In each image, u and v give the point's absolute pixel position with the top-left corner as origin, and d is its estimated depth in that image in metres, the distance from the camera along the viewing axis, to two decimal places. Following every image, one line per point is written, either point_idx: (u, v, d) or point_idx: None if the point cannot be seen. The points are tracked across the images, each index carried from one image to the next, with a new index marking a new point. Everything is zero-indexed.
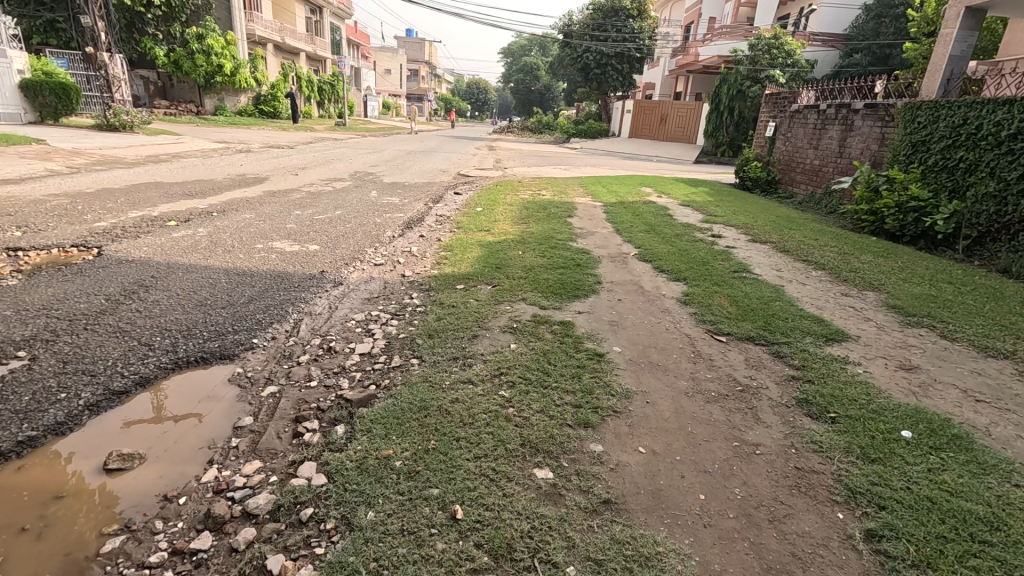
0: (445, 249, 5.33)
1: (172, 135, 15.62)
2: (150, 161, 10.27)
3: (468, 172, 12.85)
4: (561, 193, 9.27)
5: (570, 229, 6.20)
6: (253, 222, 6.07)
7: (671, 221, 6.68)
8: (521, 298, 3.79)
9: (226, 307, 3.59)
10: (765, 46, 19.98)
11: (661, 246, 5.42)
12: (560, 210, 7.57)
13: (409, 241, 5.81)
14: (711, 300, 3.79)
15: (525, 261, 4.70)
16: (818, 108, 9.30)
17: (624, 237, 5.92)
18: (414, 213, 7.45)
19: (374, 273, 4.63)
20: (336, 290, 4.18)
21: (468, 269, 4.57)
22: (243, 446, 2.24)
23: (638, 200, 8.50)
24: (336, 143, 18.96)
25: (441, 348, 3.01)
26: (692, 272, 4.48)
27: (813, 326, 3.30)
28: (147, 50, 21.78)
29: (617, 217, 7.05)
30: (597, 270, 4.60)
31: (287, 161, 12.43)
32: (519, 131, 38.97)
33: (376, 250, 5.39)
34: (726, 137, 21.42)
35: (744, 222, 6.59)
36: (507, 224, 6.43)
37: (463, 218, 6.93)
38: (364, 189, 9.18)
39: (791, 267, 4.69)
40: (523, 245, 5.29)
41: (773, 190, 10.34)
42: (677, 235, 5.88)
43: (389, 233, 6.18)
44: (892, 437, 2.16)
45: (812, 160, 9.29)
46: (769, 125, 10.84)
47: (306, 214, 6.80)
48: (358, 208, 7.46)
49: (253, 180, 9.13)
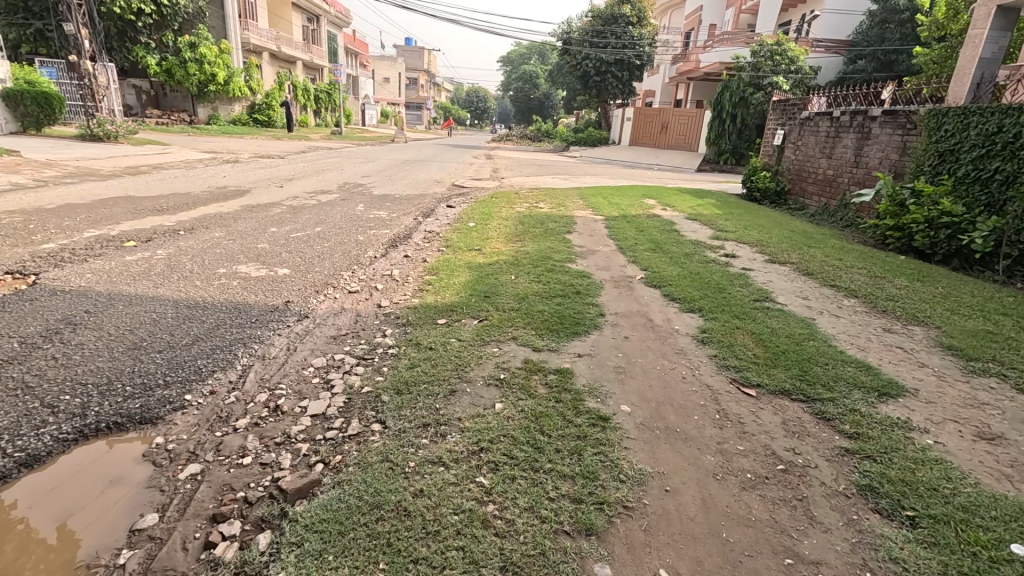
0: (430, 272, 4.81)
1: (160, 144, 15.19)
2: (128, 173, 9.79)
3: (463, 183, 12.36)
4: (559, 205, 8.76)
5: (569, 248, 5.68)
6: (222, 241, 5.55)
7: (679, 238, 6.15)
8: (510, 337, 3.24)
9: (163, 352, 3.04)
10: (767, 53, 19.44)
11: (669, 268, 4.90)
12: (559, 225, 7.06)
13: (391, 263, 5.29)
14: (732, 339, 3.25)
15: (518, 288, 4.17)
16: (830, 115, 8.81)
17: (628, 257, 5.39)
18: (400, 229, 6.93)
19: (346, 303, 4.08)
20: (300, 325, 3.64)
21: (452, 298, 4.03)
22: (132, 566, 1.69)
23: (641, 213, 7.99)
24: (331, 153, 18.57)
25: (410, 410, 2.46)
26: (707, 301, 3.95)
27: (859, 375, 2.75)
28: (138, 59, 21.41)
29: (619, 233, 6.53)
30: (598, 298, 4.07)
31: (275, 172, 11.97)
32: (519, 138, 38.61)
33: (353, 274, 4.86)
34: (729, 145, 20.97)
35: (758, 239, 6.06)
36: (500, 242, 5.91)
37: (454, 235, 6.42)
38: (351, 202, 8.69)
39: (818, 293, 4.15)
40: (517, 267, 4.75)
41: (782, 202, 9.83)
42: (686, 254, 5.37)
43: (370, 252, 5.65)
44: (1000, 556, 1.62)
45: (825, 171, 8.78)
46: (777, 133, 10.36)
47: (283, 231, 6.28)
48: (341, 224, 6.94)
49: (234, 193, 8.64)
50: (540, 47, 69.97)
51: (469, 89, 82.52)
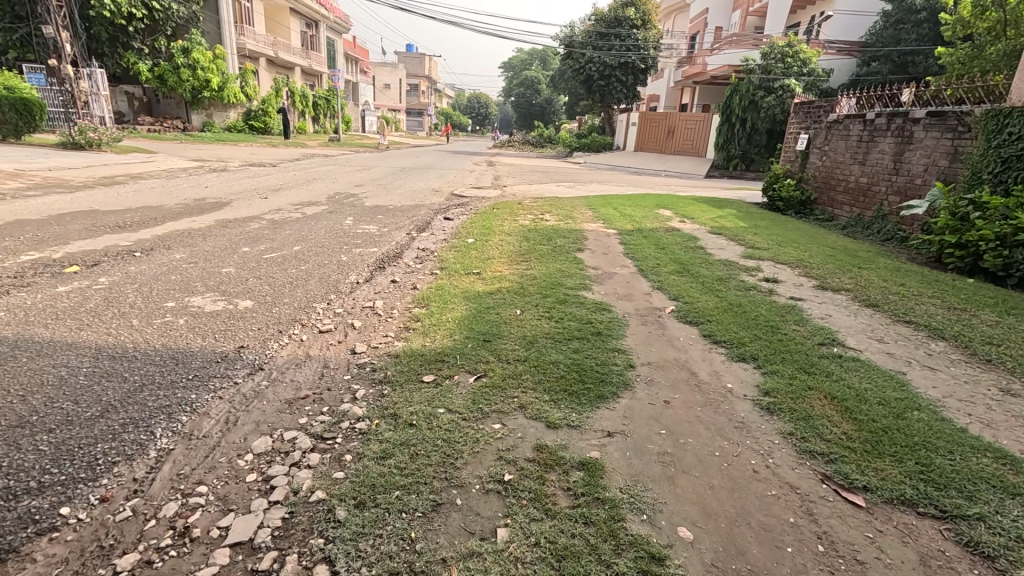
0: (423, 304, 4.07)
1: (145, 152, 14.50)
2: (101, 184, 9.05)
3: (463, 192, 11.64)
4: (566, 217, 8.01)
5: (582, 271, 4.92)
6: (182, 265, 4.80)
7: (706, 257, 5.40)
8: (516, 406, 2.47)
9: (52, 433, 2.27)
10: (778, 55, 19.02)
11: (703, 296, 4.15)
12: (568, 241, 6.33)
13: (378, 289, 4.56)
14: (808, 406, 2.48)
15: (525, 329, 3.39)
16: (862, 117, 8.07)
17: (652, 282, 4.62)
18: (390, 247, 6.18)
19: (313, 349, 3.31)
20: (249, 381, 2.87)
21: (444, 342, 3.26)
22: None
23: (658, 226, 7.26)
24: (325, 160, 17.92)
25: (374, 543, 1.69)
26: (759, 343, 3.22)
27: (1004, 473, 1.99)
28: (130, 65, 20.80)
29: (637, 251, 5.77)
30: (624, 342, 3.30)
31: (263, 181, 11.27)
32: (521, 144, 38.02)
33: (332, 304, 4.13)
34: (738, 150, 20.26)
35: (797, 258, 5.31)
36: (503, 264, 5.17)
37: (451, 254, 5.69)
38: (339, 215, 7.97)
39: (894, 332, 3.40)
40: (523, 298, 3.99)
41: (808, 212, 9.09)
42: (719, 277, 4.63)
43: (351, 276, 4.89)
44: None
45: (857, 179, 8.04)
46: (801, 137, 9.62)
47: (256, 250, 5.54)
48: (324, 241, 6.20)
49: (211, 206, 7.91)
50: (541, 53, 69.84)
51: (469, 95, 82.16)
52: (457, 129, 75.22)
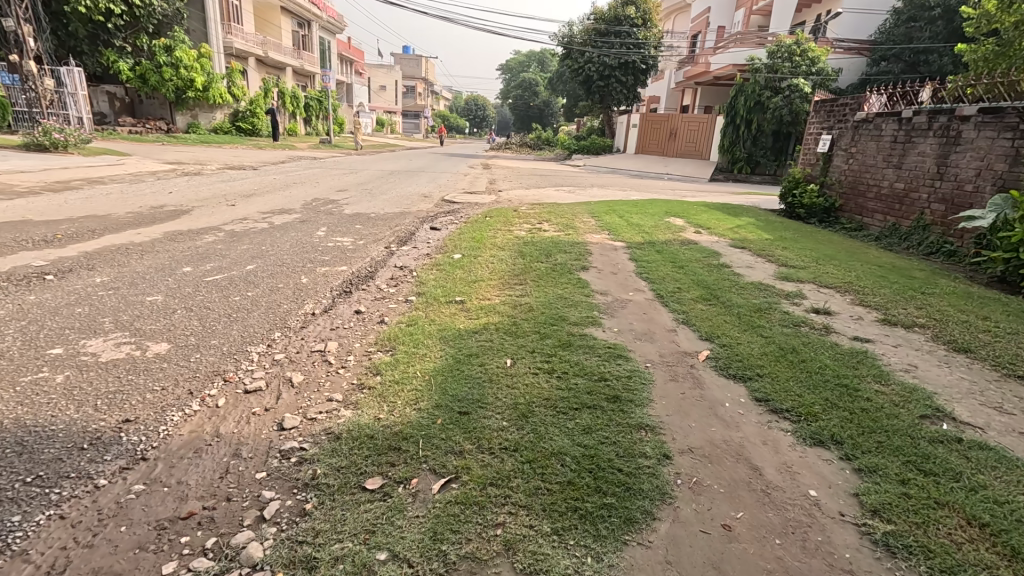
0: (390, 346, 3.20)
1: (117, 154, 13.59)
2: (51, 190, 8.15)
3: (454, 197, 10.78)
4: (567, 227, 7.15)
5: (587, 298, 4.05)
6: (98, 292, 3.92)
7: (735, 280, 4.53)
8: (499, 548, 1.61)
9: None
10: (785, 54, 18.26)
11: (744, 335, 3.29)
12: (569, 256, 5.47)
13: (338, 323, 3.69)
14: (949, 545, 1.61)
15: (516, 392, 2.52)
16: (897, 115, 7.23)
17: (675, 314, 3.76)
18: (363, 264, 5.31)
19: (226, 422, 2.42)
20: (115, 486, 1.97)
21: (406, 414, 2.39)
22: None
23: (670, 237, 6.43)
24: (312, 163, 17.05)
25: None
26: (837, 413, 2.36)
27: None
28: (110, 63, 19.92)
29: (651, 270, 4.92)
30: (651, 411, 2.42)
31: (236, 186, 10.38)
32: (518, 147, 37.15)
33: (276, 346, 3.26)
34: (744, 152, 19.45)
35: (844, 280, 4.46)
36: (492, 288, 4.29)
37: (434, 274, 4.83)
38: (312, 225, 7.11)
39: (1014, 395, 2.54)
40: (515, 341, 3.11)
41: (833, 221, 8.26)
42: (757, 307, 3.79)
43: (307, 305, 4.02)
44: None
45: (890, 185, 7.22)
46: (823, 138, 8.78)
47: (200, 270, 4.67)
48: (286, 257, 5.32)
49: (168, 214, 7.03)
50: (539, 54, 69.39)
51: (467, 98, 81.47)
52: (455, 132, 74.40)
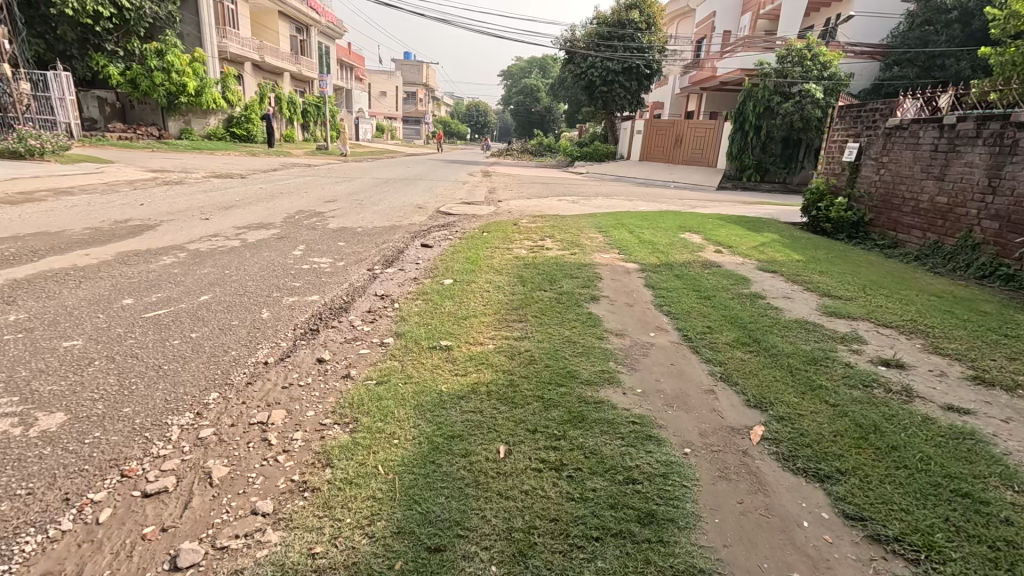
0: (352, 419, 2.48)
1: (97, 161, 12.91)
2: (9, 202, 7.49)
3: (451, 208, 10.12)
4: (572, 245, 6.44)
5: (600, 342, 3.35)
6: (2, 336, 3.20)
7: (775, 316, 3.81)
8: None
9: None
10: (796, 57, 17.57)
11: (806, 403, 2.56)
12: (576, 282, 4.79)
13: (294, 379, 2.97)
14: None
15: (510, 508, 1.81)
16: (939, 122, 6.53)
17: (711, 366, 3.05)
18: (338, 292, 4.61)
19: (98, 555, 1.71)
20: None
21: (356, 547, 1.68)
22: None
23: (688, 257, 5.74)
24: (305, 170, 16.41)
25: None
26: (973, 551, 1.65)
27: None
28: (99, 68, 19.27)
29: (672, 301, 4.23)
30: (701, 540, 1.72)
31: (217, 195, 9.71)
32: (519, 154, 36.52)
33: (207, 416, 2.55)
34: (753, 160, 18.85)
35: (906, 318, 3.75)
36: (486, 328, 3.56)
37: (419, 306, 4.12)
38: (291, 242, 6.42)
39: None
40: (512, 414, 2.40)
41: (863, 236, 7.57)
42: (811, 358, 3.06)
43: (261, 351, 3.31)
44: None
45: (930, 199, 6.52)
46: (850, 146, 8.08)
47: (142, 302, 3.97)
48: (249, 283, 4.62)
49: (130, 231, 6.34)
50: (540, 61, 69.23)
51: (468, 104, 81.16)
52: (456, 138, 74.00)
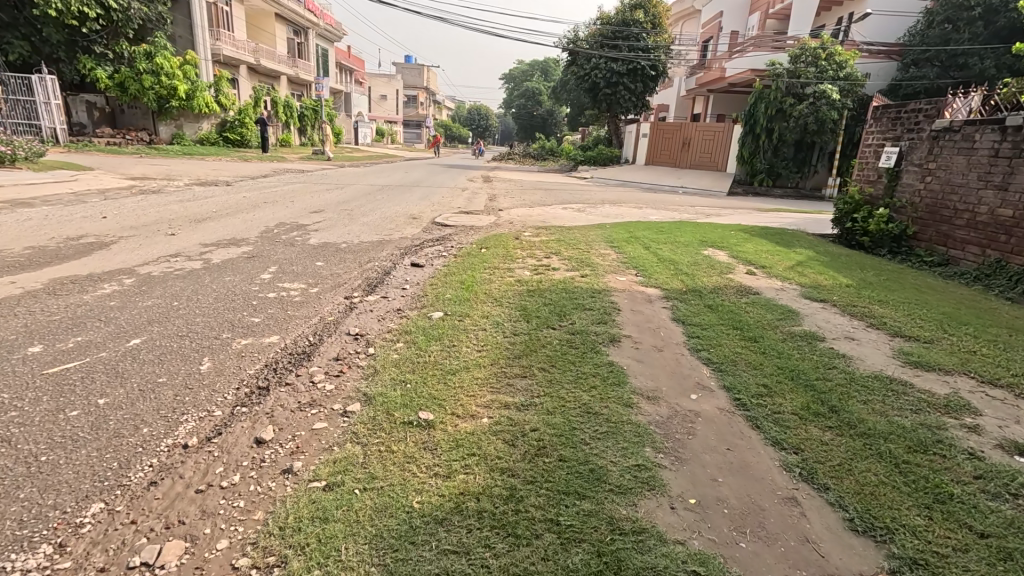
0: (280, 559, 1.69)
1: (72, 168, 12.14)
2: None
3: (447, 219, 9.36)
4: (581, 264, 5.66)
5: (628, 411, 2.55)
6: None
7: (847, 369, 3.01)
8: None
9: None
10: (810, 57, 16.76)
11: (942, 534, 1.76)
12: (591, 315, 4.01)
13: (215, 476, 2.16)
14: None
15: None
16: (1001, 124, 5.72)
17: (784, 453, 2.25)
18: (303, 331, 3.82)
19: None
20: None
21: None
22: None
23: (719, 281, 4.95)
24: (296, 176, 15.66)
25: None
26: None
27: None
28: (87, 71, 18.53)
29: (714, 344, 3.43)
30: None
31: (193, 206, 8.93)
32: (520, 157, 35.82)
33: (69, 553, 1.75)
34: (764, 163, 18.06)
35: (1016, 374, 2.95)
36: (480, 389, 2.76)
37: (400, 352, 3.33)
38: (262, 262, 5.63)
39: None
40: (512, 561, 1.62)
41: (906, 252, 6.78)
42: (918, 444, 2.26)
43: (184, 428, 2.50)
44: None
45: (991, 211, 5.73)
46: (888, 151, 7.27)
47: (52, 351, 3.17)
48: (198, 320, 3.83)
49: (77, 250, 5.55)
50: (542, 64, 68.79)
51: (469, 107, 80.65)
52: (456, 141, 73.39)
